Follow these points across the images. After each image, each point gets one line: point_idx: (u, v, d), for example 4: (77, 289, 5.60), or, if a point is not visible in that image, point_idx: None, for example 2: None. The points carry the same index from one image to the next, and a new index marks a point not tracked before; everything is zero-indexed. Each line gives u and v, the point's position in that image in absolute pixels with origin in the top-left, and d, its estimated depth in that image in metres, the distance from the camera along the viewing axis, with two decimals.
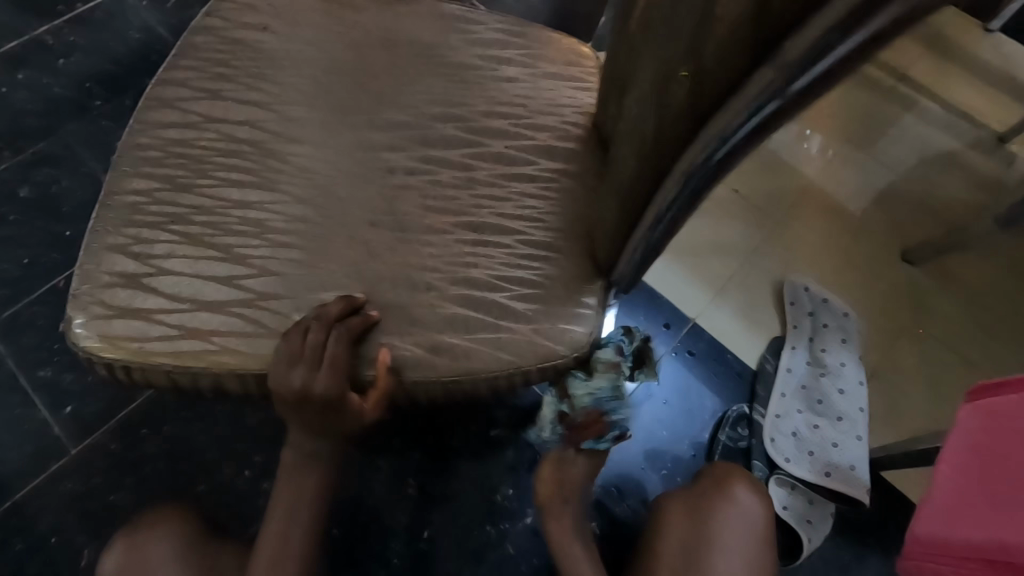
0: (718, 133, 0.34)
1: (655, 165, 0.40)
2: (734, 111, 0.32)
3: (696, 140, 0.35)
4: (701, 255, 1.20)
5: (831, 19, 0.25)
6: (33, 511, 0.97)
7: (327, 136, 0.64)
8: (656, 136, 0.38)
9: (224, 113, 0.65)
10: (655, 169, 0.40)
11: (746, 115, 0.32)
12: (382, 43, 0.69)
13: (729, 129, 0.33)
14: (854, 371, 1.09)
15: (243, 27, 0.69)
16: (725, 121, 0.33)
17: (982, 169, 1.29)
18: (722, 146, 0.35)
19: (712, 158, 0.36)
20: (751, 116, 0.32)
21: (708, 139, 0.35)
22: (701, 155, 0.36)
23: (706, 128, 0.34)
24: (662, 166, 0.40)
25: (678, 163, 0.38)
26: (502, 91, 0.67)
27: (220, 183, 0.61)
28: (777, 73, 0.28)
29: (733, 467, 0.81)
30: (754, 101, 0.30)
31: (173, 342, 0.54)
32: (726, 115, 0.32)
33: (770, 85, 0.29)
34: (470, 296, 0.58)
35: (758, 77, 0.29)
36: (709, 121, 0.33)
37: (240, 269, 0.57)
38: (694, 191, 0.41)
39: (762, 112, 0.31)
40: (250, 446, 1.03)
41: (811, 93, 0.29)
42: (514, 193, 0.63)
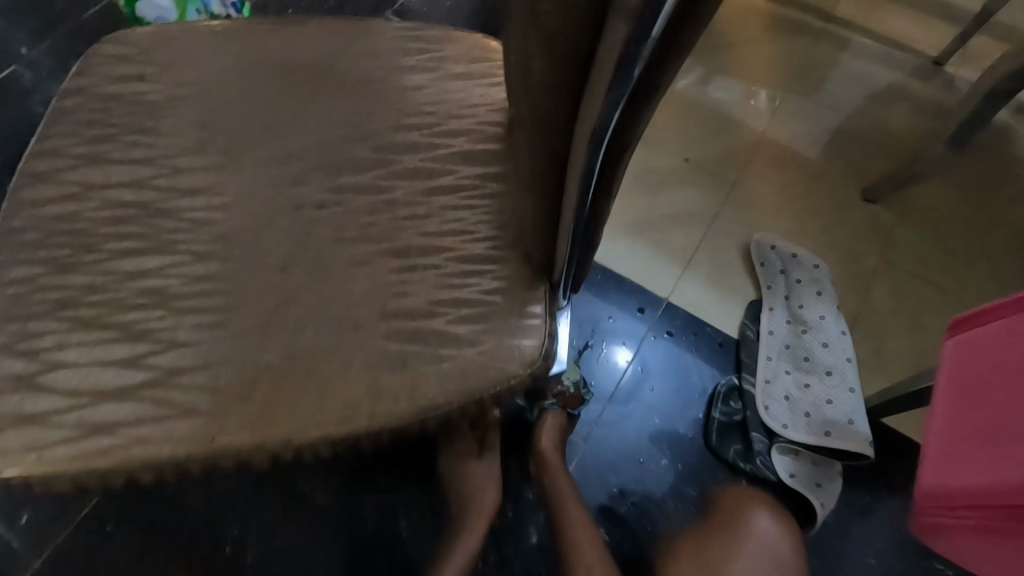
0: (603, 101, 0.32)
1: (555, 158, 0.39)
2: (607, 71, 0.29)
3: (584, 108, 0.34)
4: (661, 231, 1.16)
5: None
6: None
7: (225, 183, 0.59)
8: (547, 116, 0.36)
9: (106, 177, 0.58)
10: (556, 152, 0.39)
11: (619, 74, 0.29)
12: (274, 73, 0.63)
13: (609, 93, 0.31)
14: (835, 322, 1.06)
15: (118, 81, 0.63)
16: (603, 87, 0.31)
17: (921, 95, 1.27)
18: (612, 115, 0.32)
19: (606, 130, 0.34)
20: (624, 76, 0.29)
21: (595, 107, 0.33)
22: (595, 130, 0.34)
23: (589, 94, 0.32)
24: (560, 158, 0.39)
25: (574, 152, 0.38)
26: (409, 101, 0.62)
27: (110, 255, 0.55)
28: (627, 31, 0.27)
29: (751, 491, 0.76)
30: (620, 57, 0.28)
31: (75, 444, 0.48)
32: (600, 76, 0.30)
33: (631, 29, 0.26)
34: (404, 328, 0.53)
35: (611, 38, 0.28)
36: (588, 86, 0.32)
37: (145, 346, 0.51)
38: (604, 171, 0.38)
39: (635, 68, 0.29)
40: (226, 521, 0.96)
41: (670, 44, 0.28)
42: (437, 208, 0.58)
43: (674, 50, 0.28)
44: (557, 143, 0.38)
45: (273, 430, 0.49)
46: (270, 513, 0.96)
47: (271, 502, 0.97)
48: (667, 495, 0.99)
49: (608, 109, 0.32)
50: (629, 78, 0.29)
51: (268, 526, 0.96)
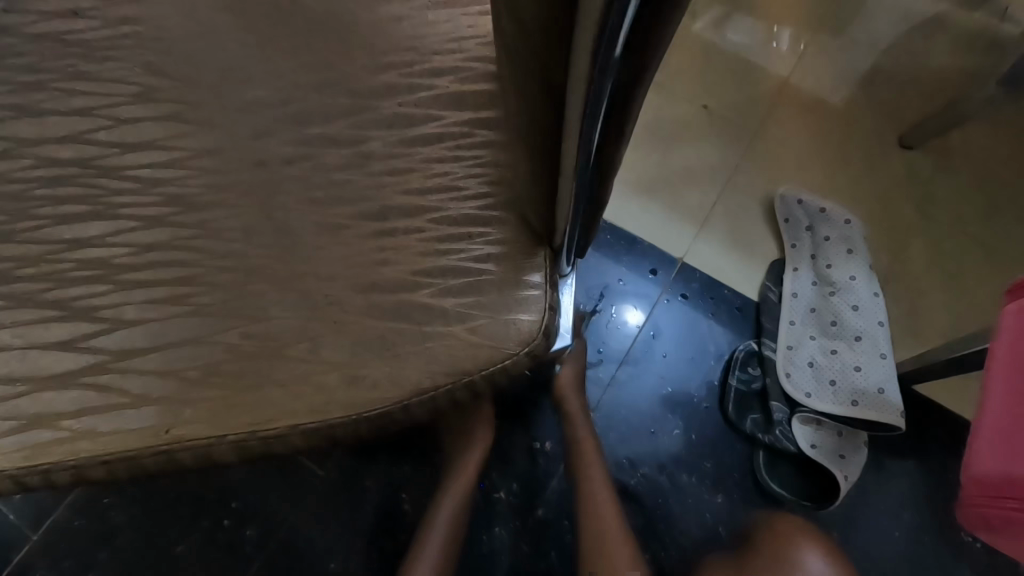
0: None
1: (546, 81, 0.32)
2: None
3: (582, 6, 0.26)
4: (677, 185, 1.07)
5: None
6: None
7: (175, 136, 0.51)
8: (536, 23, 0.29)
9: (40, 131, 0.51)
10: (548, 74, 0.32)
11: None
12: (227, 5, 0.54)
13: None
14: (867, 283, 0.97)
15: (52, 18, 0.54)
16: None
17: (974, 27, 1.13)
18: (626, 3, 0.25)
19: (617, 32, 0.26)
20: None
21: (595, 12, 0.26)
22: (604, 31, 0.26)
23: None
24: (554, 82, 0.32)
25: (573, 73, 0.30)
26: (385, 36, 0.53)
27: (48, 222, 0.48)
28: None
29: (797, 528, 0.65)
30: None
31: (13, 438, 0.42)
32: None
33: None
34: (384, 302, 0.46)
35: None
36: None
37: (89, 326, 0.45)
38: (615, 94, 0.31)
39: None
40: (223, 496, 0.93)
41: None
42: (419, 160, 0.50)
43: None
44: (550, 61, 0.31)
45: (237, 421, 0.43)
46: (267, 486, 0.93)
47: (267, 476, 0.94)
48: (679, 467, 0.94)
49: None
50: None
51: (266, 501, 0.93)
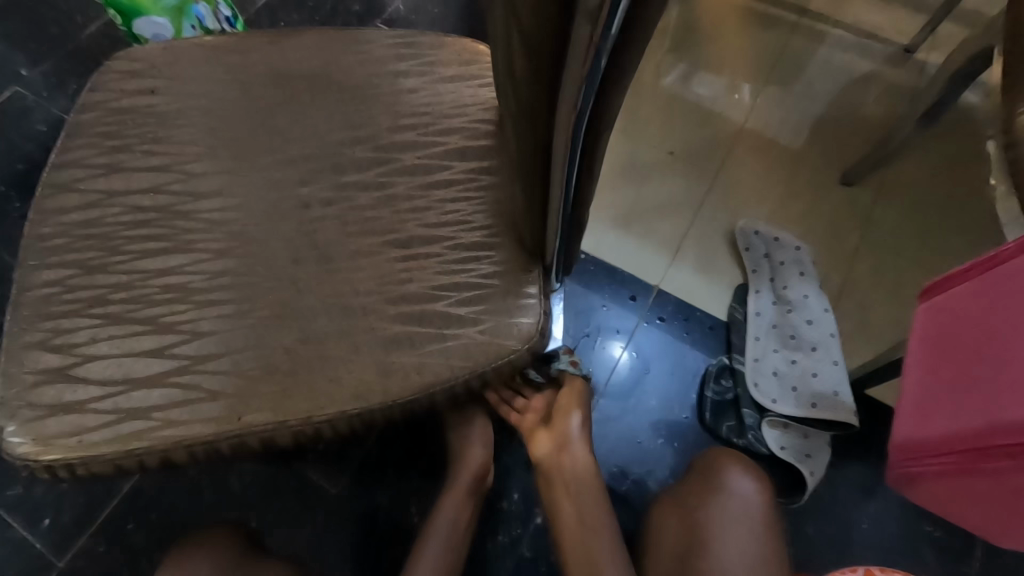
0: (580, 81, 0.35)
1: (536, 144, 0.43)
2: (582, 47, 0.32)
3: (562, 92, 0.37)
4: (650, 221, 1.21)
5: None
6: None
7: (236, 186, 0.63)
8: (529, 105, 0.39)
9: (124, 184, 0.63)
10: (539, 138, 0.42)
11: (594, 49, 0.32)
12: (275, 81, 0.67)
13: (587, 65, 0.33)
14: (818, 300, 1.10)
15: (131, 95, 0.67)
16: (578, 70, 0.34)
17: (895, 81, 1.33)
18: (591, 87, 0.36)
19: (586, 103, 0.37)
20: (599, 49, 0.32)
21: (570, 101, 0.37)
22: (577, 100, 0.37)
23: (567, 75, 0.35)
24: (541, 145, 0.42)
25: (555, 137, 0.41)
26: (404, 104, 0.67)
27: (134, 256, 0.59)
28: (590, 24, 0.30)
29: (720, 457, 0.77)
30: (595, 35, 0.31)
31: (111, 428, 0.52)
32: (576, 53, 0.33)
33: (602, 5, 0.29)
34: (410, 311, 0.57)
35: (577, 31, 0.31)
36: (563, 63, 0.34)
37: (170, 337, 0.55)
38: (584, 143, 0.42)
39: (607, 43, 0.32)
40: (243, 515, 0.99)
41: (627, 27, 0.32)
42: (435, 200, 0.63)
43: (631, 32, 0.32)
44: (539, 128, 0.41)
45: (293, 409, 0.53)
46: (285, 504, 1.00)
47: (284, 495, 1.01)
48: (665, 472, 1.03)
49: (584, 86, 0.35)
50: (604, 49, 0.32)
51: (284, 519, 1.00)
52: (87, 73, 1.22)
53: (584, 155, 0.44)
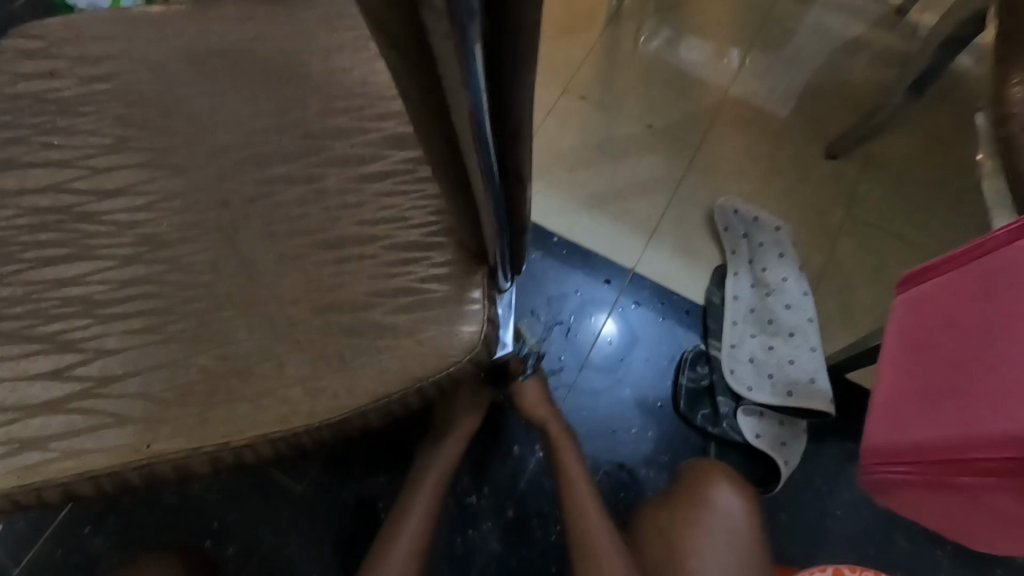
0: (460, 77, 0.30)
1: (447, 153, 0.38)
2: (445, 33, 0.28)
3: (448, 90, 0.32)
4: (627, 200, 1.15)
5: None
6: None
7: (147, 182, 0.56)
8: (421, 102, 0.34)
9: (20, 181, 0.56)
10: (448, 141, 0.37)
11: (460, 33, 0.28)
12: (192, 59, 0.60)
13: (460, 58, 0.29)
14: (797, 282, 1.06)
15: (28, 78, 0.59)
16: (453, 64, 0.30)
17: (886, 45, 1.26)
18: (478, 80, 0.31)
19: (479, 101, 0.32)
20: (465, 32, 0.28)
21: (460, 103, 0.32)
22: (467, 98, 0.32)
23: (445, 69, 0.30)
24: (450, 152, 0.38)
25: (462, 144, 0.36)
26: (337, 84, 0.60)
27: (31, 265, 0.53)
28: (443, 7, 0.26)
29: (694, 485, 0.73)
30: (452, 19, 0.27)
31: (6, 461, 0.47)
32: (443, 46, 0.29)
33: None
34: (341, 321, 0.52)
35: (434, 18, 0.27)
36: (436, 55, 0.30)
37: (72, 357, 0.50)
38: (497, 143, 0.37)
39: (472, 23, 0.27)
40: (205, 517, 0.96)
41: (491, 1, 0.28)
42: (370, 194, 0.57)
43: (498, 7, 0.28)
44: (444, 133, 0.36)
45: (210, 434, 0.49)
46: (249, 505, 0.97)
47: (248, 497, 0.97)
48: (639, 463, 1.01)
49: (470, 80, 0.30)
50: (472, 34, 0.28)
51: (247, 520, 0.96)
52: None
53: (505, 155, 0.39)
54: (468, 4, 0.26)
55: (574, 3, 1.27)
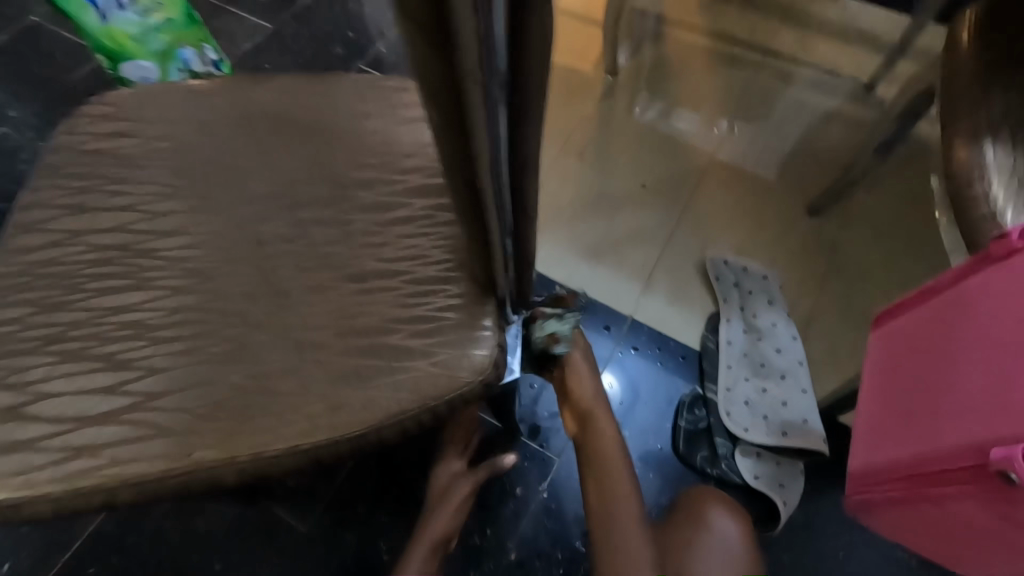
0: (485, 133, 0.37)
1: (469, 195, 0.44)
2: (477, 100, 0.34)
3: (475, 145, 0.38)
4: (622, 251, 1.24)
5: (469, 22, 0.29)
6: None
7: (199, 226, 0.64)
8: (449, 154, 0.40)
9: (90, 223, 0.64)
10: (468, 181, 0.43)
11: (488, 99, 0.34)
12: (243, 123, 0.70)
13: (487, 118, 0.36)
14: (786, 328, 1.12)
15: (100, 137, 0.69)
16: (481, 125, 0.36)
17: (857, 115, 1.39)
18: (499, 135, 0.38)
19: (499, 150, 0.39)
20: (491, 98, 0.35)
21: (483, 155, 0.39)
22: (490, 150, 0.39)
23: (473, 130, 0.37)
24: (471, 195, 0.44)
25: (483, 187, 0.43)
26: (366, 144, 0.70)
27: (93, 294, 0.60)
28: (478, 83, 0.33)
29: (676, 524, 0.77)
30: (484, 89, 0.34)
31: (58, 467, 0.51)
32: (474, 112, 0.35)
33: (477, 60, 0.31)
34: (364, 345, 0.58)
35: (469, 92, 0.34)
36: (466, 114, 0.36)
37: (125, 373, 0.56)
38: (510, 184, 0.44)
39: (497, 91, 0.34)
40: (210, 556, 0.97)
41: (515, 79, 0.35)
42: (393, 236, 0.64)
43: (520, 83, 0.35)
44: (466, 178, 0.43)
45: (243, 445, 0.53)
46: (255, 544, 0.98)
47: (253, 535, 0.99)
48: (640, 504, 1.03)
49: (493, 135, 0.37)
50: (497, 98, 0.35)
51: (252, 559, 0.97)
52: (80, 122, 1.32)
53: (515, 191, 0.45)
54: (494, 75, 0.33)
55: (572, 78, 1.42)
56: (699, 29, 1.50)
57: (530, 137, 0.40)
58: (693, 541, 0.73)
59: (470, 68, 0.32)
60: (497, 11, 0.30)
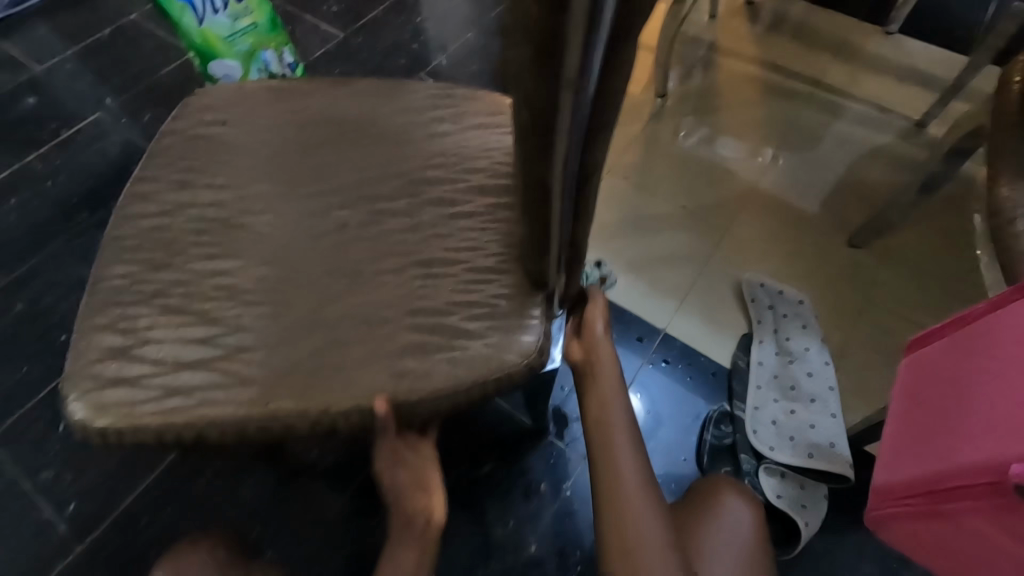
0: (568, 134, 0.43)
1: (539, 195, 0.50)
2: (568, 105, 0.40)
3: (556, 147, 0.44)
4: (659, 267, 1.28)
5: (577, 40, 0.36)
6: None
7: (284, 207, 0.72)
8: (531, 155, 0.46)
9: (191, 198, 0.73)
10: (541, 181, 0.48)
11: (576, 104, 0.41)
12: (329, 121, 0.78)
13: (572, 120, 0.42)
14: (818, 353, 1.14)
15: (204, 125, 0.79)
16: (567, 127, 0.42)
17: (904, 152, 1.40)
18: (577, 136, 0.44)
19: (575, 149, 0.45)
20: (579, 104, 0.41)
21: (561, 154, 0.45)
22: (568, 149, 0.45)
23: (559, 133, 0.43)
24: (541, 195, 0.50)
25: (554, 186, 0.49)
26: (435, 146, 0.77)
27: (193, 259, 0.68)
28: (572, 90, 0.39)
29: (691, 506, 0.80)
30: (575, 95, 0.40)
31: (159, 402, 0.60)
32: (563, 116, 0.41)
33: (576, 71, 0.38)
34: (424, 323, 0.65)
35: (563, 99, 0.40)
36: (556, 120, 0.42)
37: (217, 329, 0.64)
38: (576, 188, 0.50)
39: (584, 98, 0.41)
40: (249, 517, 1.04)
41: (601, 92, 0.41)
42: (455, 229, 0.71)
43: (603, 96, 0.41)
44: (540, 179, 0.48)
45: (314, 400, 0.61)
46: (291, 512, 1.05)
47: (289, 503, 1.05)
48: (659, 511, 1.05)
49: (574, 136, 0.44)
50: (583, 104, 0.41)
51: (287, 524, 1.04)
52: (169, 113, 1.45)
53: (579, 191, 0.51)
54: (586, 84, 0.39)
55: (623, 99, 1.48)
56: (750, 60, 1.54)
57: (600, 147, 0.46)
58: (704, 523, 0.77)
59: (569, 78, 0.38)
60: (598, 33, 0.36)
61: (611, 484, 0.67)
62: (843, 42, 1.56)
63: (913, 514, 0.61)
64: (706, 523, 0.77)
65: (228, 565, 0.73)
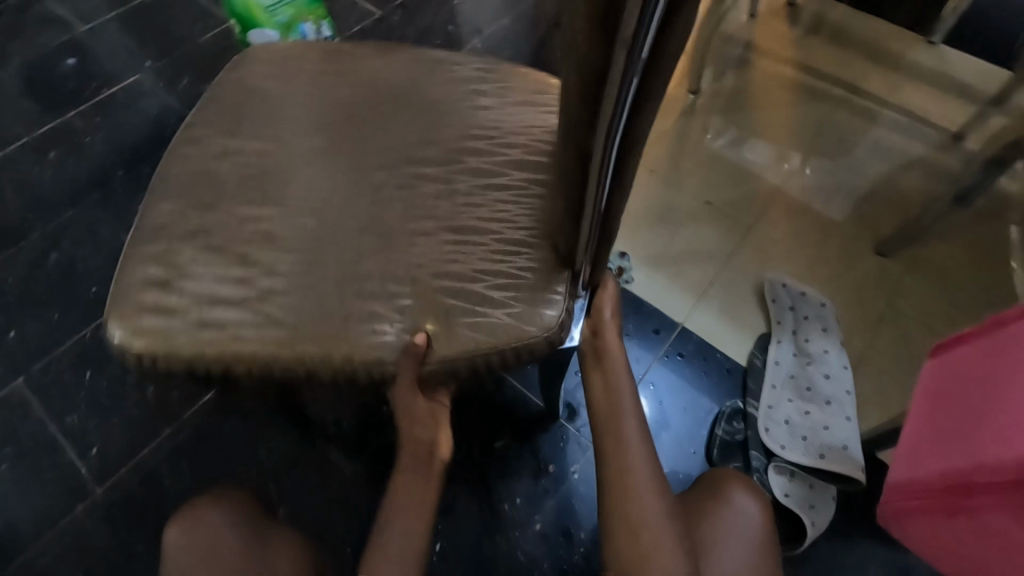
0: (614, 104, 0.43)
1: (582, 160, 0.51)
2: (618, 72, 0.40)
3: (601, 113, 0.44)
4: (682, 263, 1.27)
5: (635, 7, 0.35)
6: (51, 563, 0.99)
7: (321, 167, 0.73)
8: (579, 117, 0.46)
9: (232, 152, 0.74)
10: (584, 146, 0.49)
11: (624, 75, 0.41)
12: (370, 86, 0.79)
13: (618, 91, 0.42)
14: (837, 356, 1.13)
15: (248, 83, 0.80)
16: (613, 96, 0.42)
17: (941, 162, 1.38)
18: (622, 109, 0.44)
19: (619, 122, 0.45)
20: (628, 75, 0.41)
21: (605, 122, 0.45)
22: (613, 120, 0.45)
23: (605, 99, 0.43)
24: (583, 160, 0.50)
25: (594, 154, 0.49)
26: (476, 119, 0.78)
27: (232, 211, 0.70)
28: (623, 58, 0.39)
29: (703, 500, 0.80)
30: (626, 64, 0.39)
31: (192, 331, 0.63)
32: (612, 83, 0.41)
33: (631, 39, 0.37)
34: (450, 287, 0.66)
35: (614, 63, 0.40)
36: (605, 83, 0.42)
37: (254, 278, 0.65)
38: (615, 164, 0.51)
39: (634, 71, 0.40)
40: (262, 476, 1.06)
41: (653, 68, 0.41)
42: (490, 200, 0.72)
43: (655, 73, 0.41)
44: (583, 143, 0.49)
45: (343, 353, 0.63)
46: (302, 475, 1.07)
47: (303, 464, 1.08)
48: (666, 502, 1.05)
49: (619, 107, 0.43)
50: (632, 76, 0.41)
51: (299, 484, 1.06)
52: (207, 79, 1.48)
53: (619, 167, 0.51)
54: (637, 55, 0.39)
55: None
56: (787, 61, 1.53)
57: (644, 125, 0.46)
58: (715, 516, 0.78)
59: (621, 44, 0.38)
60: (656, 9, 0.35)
61: (628, 462, 0.67)
62: (885, 48, 1.53)
63: (928, 507, 0.61)
64: (718, 517, 0.77)
65: (255, 522, 0.73)
